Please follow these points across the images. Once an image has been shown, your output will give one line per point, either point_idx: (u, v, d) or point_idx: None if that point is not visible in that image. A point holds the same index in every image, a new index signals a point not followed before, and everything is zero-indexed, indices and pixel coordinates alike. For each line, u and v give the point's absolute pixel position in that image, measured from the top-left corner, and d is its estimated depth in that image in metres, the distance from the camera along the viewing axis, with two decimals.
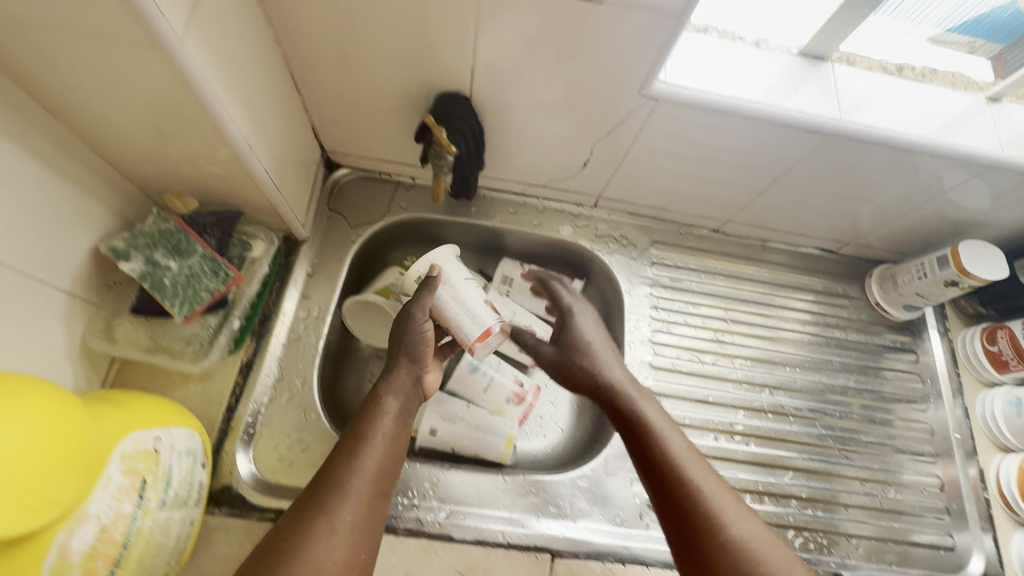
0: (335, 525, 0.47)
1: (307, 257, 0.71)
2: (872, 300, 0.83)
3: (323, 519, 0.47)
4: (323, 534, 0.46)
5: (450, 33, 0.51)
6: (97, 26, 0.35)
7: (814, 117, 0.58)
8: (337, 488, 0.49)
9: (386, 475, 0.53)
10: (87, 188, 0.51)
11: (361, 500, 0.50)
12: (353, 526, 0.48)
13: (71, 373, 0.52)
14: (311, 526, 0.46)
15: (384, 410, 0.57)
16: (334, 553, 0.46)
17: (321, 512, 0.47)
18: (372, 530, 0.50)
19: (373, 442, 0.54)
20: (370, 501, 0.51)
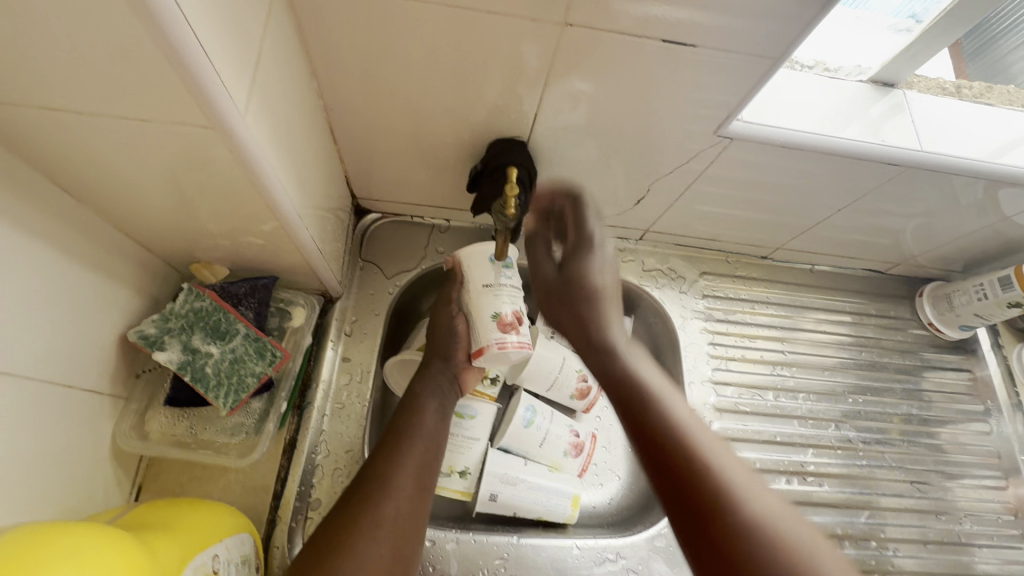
0: (378, 519, 0.46)
1: (343, 314, 0.65)
2: (925, 320, 0.81)
3: (367, 513, 0.46)
4: (367, 527, 0.45)
5: (506, 77, 0.47)
6: (152, 103, 0.32)
7: (893, 147, 0.55)
8: (380, 485, 0.48)
9: (429, 468, 0.51)
10: (108, 270, 0.46)
11: (404, 495, 0.48)
12: (396, 521, 0.47)
13: (101, 477, 0.46)
14: (353, 523, 0.45)
15: (423, 405, 0.55)
16: (378, 547, 0.45)
17: (366, 506, 0.46)
18: (418, 518, 0.48)
19: (415, 434, 0.52)
20: (414, 495, 0.49)
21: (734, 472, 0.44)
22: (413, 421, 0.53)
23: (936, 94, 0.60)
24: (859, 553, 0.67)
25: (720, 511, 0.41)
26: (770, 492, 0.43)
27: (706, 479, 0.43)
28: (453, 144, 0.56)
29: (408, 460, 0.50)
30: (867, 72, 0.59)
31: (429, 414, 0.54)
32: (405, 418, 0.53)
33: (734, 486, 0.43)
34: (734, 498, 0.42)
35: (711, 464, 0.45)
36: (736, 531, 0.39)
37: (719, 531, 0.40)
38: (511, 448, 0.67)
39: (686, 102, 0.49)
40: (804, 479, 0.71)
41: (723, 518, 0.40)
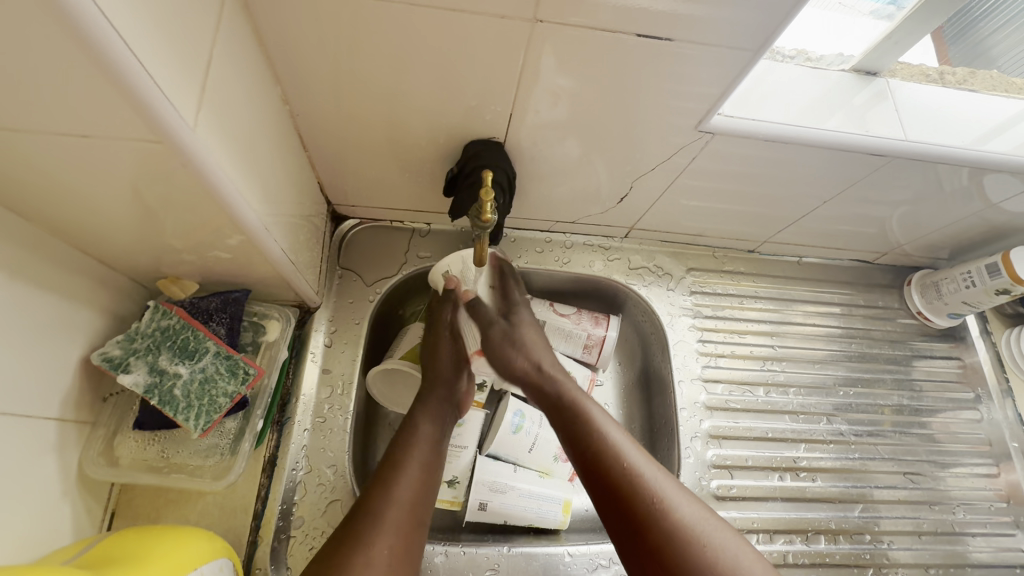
0: (372, 558, 0.43)
1: (322, 324, 0.63)
2: (914, 309, 0.80)
3: (359, 552, 0.43)
4: (357, 569, 0.42)
5: (478, 77, 0.46)
6: (92, 119, 0.30)
7: (878, 137, 0.54)
8: (374, 523, 0.45)
9: (423, 504, 0.49)
10: (67, 292, 0.43)
11: (398, 531, 0.45)
12: (390, 560, 0.44)
13: (69, 507, 0.44)
14: (345, 566, 0.42)
15: (418, 437, 0.53)
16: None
17: (358, 545, 0.43)
18: (411, 552, 0.46)
19: (409, 466, 0.50)
20: (407, 532, 0.46)
21: (667, 484, 0.48)
22: (409, 452, 0.51)
23: (920, 81, 0.59)
24: (854, 547, 0.66)
25: (655, 526, 0.45)
26: (696, 502, 0.48)
27: (643, 497, 0.47)
28: (428, 147, 0.54)
29: (403, 494, 0.48)
30: (849, 60, 0.57)
31: (424, 445, 0.52)
32: (400, 449, 0.51)
33: (667, 500, 0.47)
34: (666, 511, 0.46)
35: (647, 481, 0.48)
36: (668, 542, 0.44)
37: (654, 543, 0.45)
38: (500, 455, 0.65)
39: (665, 97, 0.48)
40: (797, 474, 0.70)
41: (657, 533, 0.45)
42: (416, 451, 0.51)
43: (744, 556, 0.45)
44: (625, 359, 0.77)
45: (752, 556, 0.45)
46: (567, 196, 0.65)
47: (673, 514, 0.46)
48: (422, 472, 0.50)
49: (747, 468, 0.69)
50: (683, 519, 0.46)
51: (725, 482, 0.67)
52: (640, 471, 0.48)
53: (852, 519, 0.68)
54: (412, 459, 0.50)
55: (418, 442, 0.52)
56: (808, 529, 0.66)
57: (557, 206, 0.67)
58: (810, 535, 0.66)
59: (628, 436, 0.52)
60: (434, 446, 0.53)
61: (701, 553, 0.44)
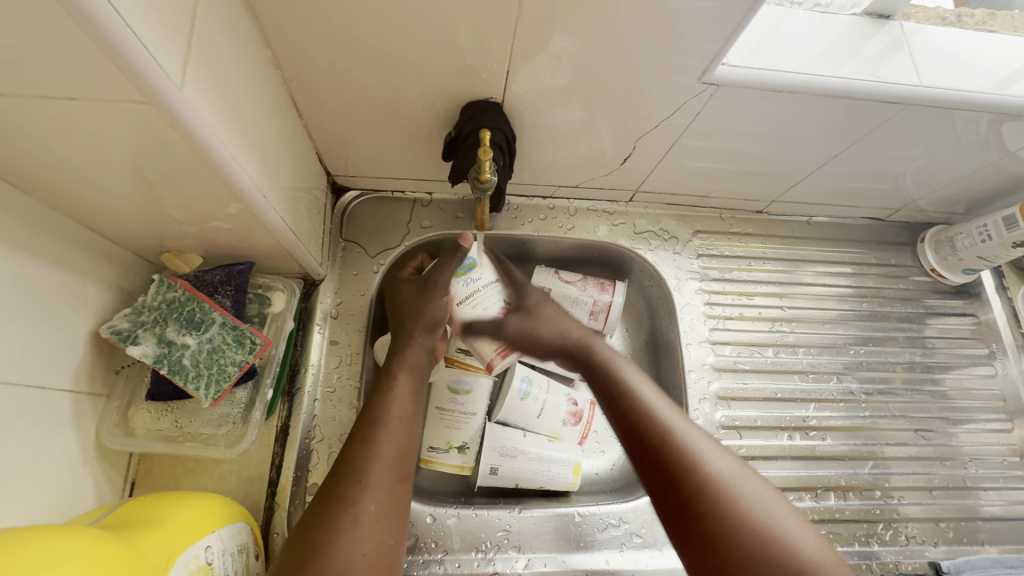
0: (359, 516, 0.43)
1: (328, 296, 0.63)
2: (928, 266, 0.79)
3: (346, 511, 0.43)
4: (348, 526, 0.42)
5: (474, 35, 0.44)
6: (78, 78, 0.29)
7: (891, 84, 0.52)
8: (358, 479, 0.45)
9: (407, 456, 0.50)
10: (72, 267, 0.44)
11: (384, 487, 0.46)
12: (379, 514, 0.44)
13: (90, 476, 0.46)
14: (334, 524, 0.42)
15: (396, 393, 0.53)
16: (362, 543, 0.42)
17: (344, 504, 0.44)
18: (400, 507, 0.46)
19: (391, 422, 0.50)
20: (394, 485, 0.47)
21: (705, 445, 0.46)
22: (387, 408, 0.51)
23: (935, 24, 0.57)
24: (864, 503, 0.67)
25: (691, 475, 0.44)
26: (733, 459, 0.46)
27: (678, 449, 0.46)
28: (426, 112, 0.53)
29: (385, 450, 0.48)
30: (861, 4, 0.55)
31: (404, 401, 0.52)
32: (378, 407, 0.51)
33: (701, 454, 0.45)
34: (700, 462, 0.45)
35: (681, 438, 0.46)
36: (705, 487, 0.43)
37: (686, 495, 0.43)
38: (509, 421, 0.65)
39: (669, 50, 0.46)
40: (807, 434, 0.70)
41: (689, 484, 0.43)
42: (399, 404, 0.52)
43: (785, 513, 0.42)
44: (633, 324, 0.76)
45: (794, 514, 0.42)
46: (570, 160, 0.63)
47: (706, 464, 0.44)
48: (405, 424, 0.51)
49: (756, 428, 0.68)
50: (716, 471, 0.44)
51: (735, 442, 0.67)
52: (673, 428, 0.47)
53: (862, 476, 0.68)
54: (395, 412, 0.51)
55: (396, 397, 0.52)
56: (817, 487, 0.67)
57: (560, 170, 0.66)
58: (820, 492, 0.66)
59: (662, 394, 0.51)
60: (413, 401, 0.53)
61: (738, 504, 0.42)
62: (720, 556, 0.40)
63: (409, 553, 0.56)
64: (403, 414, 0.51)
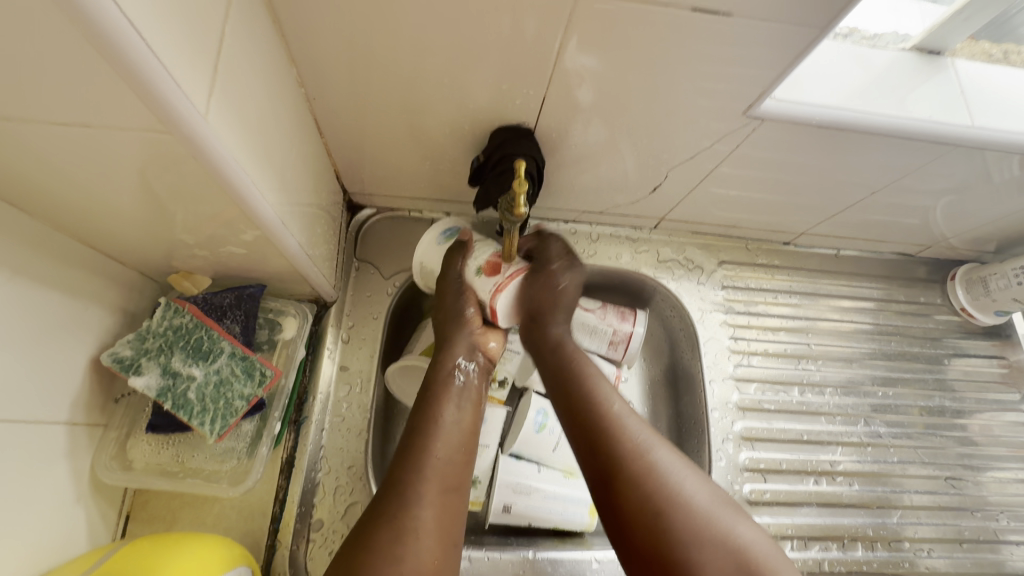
0: (401, 531, 0.41)
1: (339, 319, 0.61)
2: (957, 305, 0.76)
3: (387, 528, 0.41)
4: (392, 536, 0.41)
5: (511, 59, 0.42)
6: (93, 104, 0.26)
7: (942, 124, 0.49)
8: (400, 496, 0.43)
9: (457, 468, 0.47)
10: (74, 290, 0.41)
11: (433, 501, 0.44)
12: (426, 531, 0.42)
13: (84, 513, 0.43)
14: (373, 544, 0.40)
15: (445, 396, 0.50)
16: (405, 563, 0.40)
17: (386, 519, 0.42)
18: (451, 523, 0.44)
19: (441, 432, 0.47)
20: (441, 499, 0.44)
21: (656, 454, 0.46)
22: (435, 415, 0.48)
23: (982, 61, 0.54)
24: (892, 555, 0.64)
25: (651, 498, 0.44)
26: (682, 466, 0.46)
27: (634, 468, 0.45)
28: (452, 134, 0.51)
29: (431, 463, 0.45)
30: (909, 39, 0.52)
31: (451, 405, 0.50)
32: (426, 413, 0.48)
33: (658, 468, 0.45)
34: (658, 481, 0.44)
35: (639, 457, 0.46)
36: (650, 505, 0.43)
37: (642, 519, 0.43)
38: (523, 455, 0.62)
39: (713, 80, 0.44)
40: (833, 479, 0.67)
41: (648, 507, 0.43)
42: (449, 407, 0.49)
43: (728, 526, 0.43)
44: (652, 355, 0.74)
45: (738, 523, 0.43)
46: (596, 186, 0.61)
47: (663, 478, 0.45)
48: (457, 432, 0.48)
49: (781, 471, 0.66)
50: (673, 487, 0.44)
51: (759, 486, 0.64)
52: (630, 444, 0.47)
53: (891, 526, 0.65)
54: (445, 417, 0.48)
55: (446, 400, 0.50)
56: (844, 536, 0.64)
57: (585, 195, 0.63)
58: (846, 542, 0.63)
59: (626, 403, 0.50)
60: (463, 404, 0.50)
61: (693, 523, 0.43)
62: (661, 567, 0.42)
63: None
64: (456, 420, 0.49)
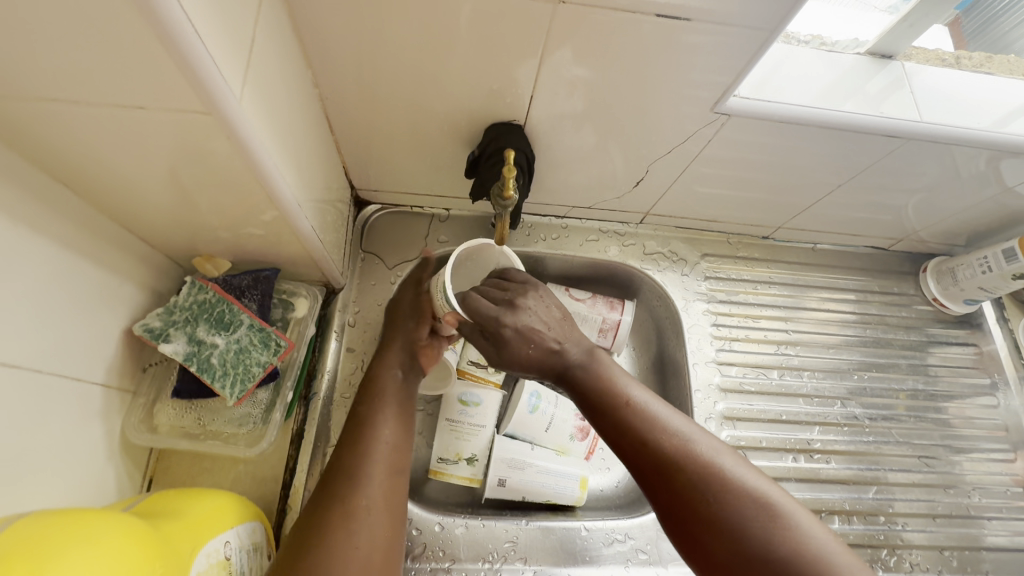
0: (352, 514, 0.45)
1: (346, 304, 0.65)
2: (930, 295, 0.81)
3: (338, 510, 0.44)
4: (343, 518, 0.44)
5: (501, 63, 0.47)
6: (147, 90, 0.32)
7: (893, 119, 0.54)
8: (352, 480, 0.46)
9: (399, 455, 0.51)
10: (112, 266, 0.46)
11: (375, 483, 0.47)
12: (371, 508, 0.46)
13: (113, 469, 0.47)
14: (327, 523, 0.44)
15: (386, 390, 0.54)
16: (357, 537, 0.44)
17: (336, 502, 0.45)
18: (394, 503, 0.48)
19: (379, 419, 0.51)
20: (387, 480, 0.48)
21: (692, 429, 0.47)
22: (374, 407, 0.52)
23: (936, 65, 0.60)
24: (868, 528, 0.67)
25: (660, 453, 0.45)
26: (721, 441, 0.46)
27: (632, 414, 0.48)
28: (450, 132, 0.56)
29: (378, 450, 0.49)
30: (864, 45, 0.58)
31: (393, 399, 0.54)
32: (370, 408, 0.52)
33: (688, 440, 0.45)
34: (689, 451, 0.44)
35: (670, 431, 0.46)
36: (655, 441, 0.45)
37: (674, 488, 0.43)
38: (517, 434, 0.66)
39: (681, 80, 0.49)
40: (811, 457, 0.71)
41: (665, 462, 0.44)
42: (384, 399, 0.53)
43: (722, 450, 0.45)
44: (641, 343, 0.78)
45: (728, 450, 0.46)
46: (584, 182, 0.66)
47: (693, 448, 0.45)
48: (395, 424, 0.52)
49: (761, 449, 0.69)
50: (708, 459, 0.44)
51: None
52: (646, 409, 0.48)
53: (866, 500, 0.68)
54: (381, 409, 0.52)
55: (387, 395, 0.54)
56: (820, 510, 0.67)
57: (574, 191, 0.68)
58: (824, 515, 0.67)
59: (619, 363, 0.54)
60: (402, 398, 0.54)
61: (727, 491, 0.42)
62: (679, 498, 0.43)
63: (417, 561, 0.57)
64: (391, 411, 0.53)
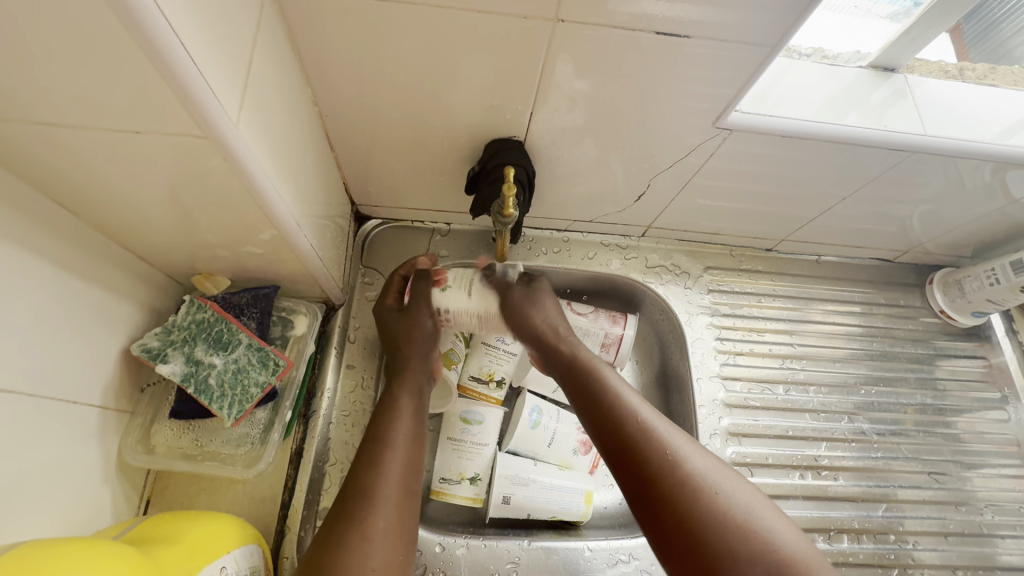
0: (367, 534, 0.44)
1: (346, 321, 0.65)
2: (936, 308, 0.80)
3: (355, 529, 0.44)
4: (357, 542, 0.43)
5: (500, 80, 0.47)
6: (144, 114, 0.32)
7: (897, 133, 0.54)
8: (367, 501, 0.46)
9: (414, 472, 0.50)
10: (110, 286, 0.46)
11: (392, 503, 0.46)
12: (388, 531, 0.45)
13: (110, 491, 0.46)
14: (344, 544, 0.43)
15: (401, 406, 0.53)
16: (371, 560, 0.43)
17: (354, 522, 0.44)
18: (409, 525, 0.47)
19: (397, 439, 0.51)
20: (402, 502, 0.47)
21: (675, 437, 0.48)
22: (393, 425, 0.52)
23: (938, 77, 0.59)
24: (879, 547, 0.66)
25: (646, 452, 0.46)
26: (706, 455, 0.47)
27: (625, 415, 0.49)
28: (450, 148, 0.56)
29: (394, 467, 0.48)
30: (866, 57, 0.58)
31: (408, 417, 0.53)
32: (386, 426, 0.51)
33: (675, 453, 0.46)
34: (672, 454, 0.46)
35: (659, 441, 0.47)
36: (642, 441, 0.47)
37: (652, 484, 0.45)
38: (520, 451, 0.65)
39: (682, 95, 0.49)
40: (818, 473, 0.70)
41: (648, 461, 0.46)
42: (403, 420, 0.53)
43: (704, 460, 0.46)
44: (644, 357, 0.77)
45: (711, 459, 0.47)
46: (585, 196, 0.66)
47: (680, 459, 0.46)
48: (410, 441, 0.51)
49: (767, 466, 0.68)
50: (693, 471, 0.45)
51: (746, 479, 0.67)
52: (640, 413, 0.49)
53: (875, 519, 0.67)
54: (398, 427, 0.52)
55: (401, 412, 0.53)
56: (828, 529, 0.66)
57: (575, 205, 0.68)
58: (833, 534, 0.66)
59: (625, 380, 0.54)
60: (417, 417, 0.54)
61: (712, 502, 0.43)
62: (658, 495, 0.44)
63: None
64: (408, 431, 0.52)
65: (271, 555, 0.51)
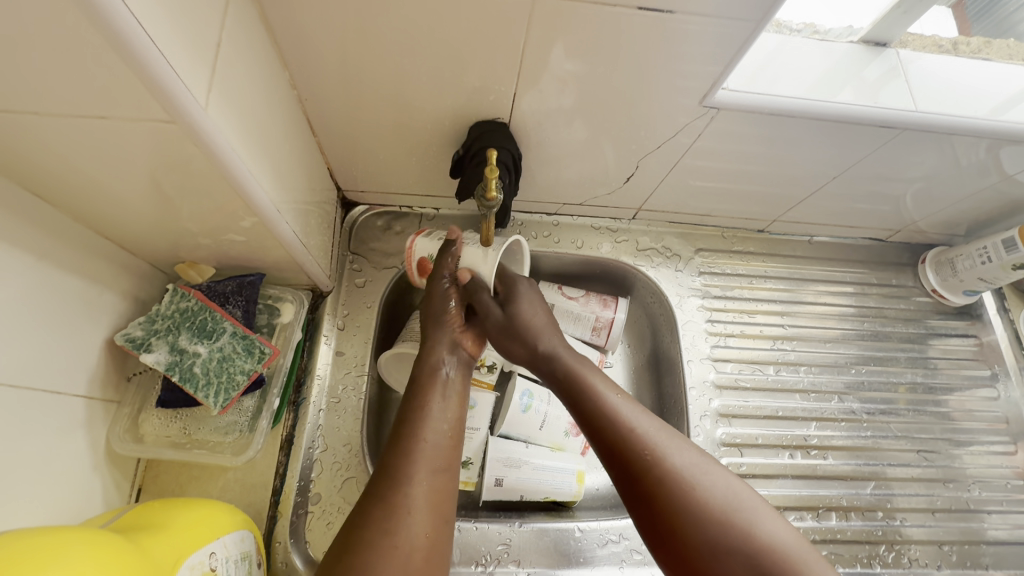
0: (396, 509, 0.43)
1: (335, 308, 0.65)
2: (929, 287, 0.79)
3: (383, 505, 0.43)
4: (388, 515, 0.43)
5: (482, 59, 0.46)
6: (110, 100, 0.31)
7: (887, 109, 0.53)
8: (394, 478, 0.45)
9: (451, 450, 0.49)
10: (91, 275, 0.45)
11: (424, 479, 0.46)
12: (419, 506, 0.44)
13: (99, 480, 0.47)
14: (371, 520, 0.42)
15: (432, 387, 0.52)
16: (403, 534, 0.42)
17: (381, 498, 0.44)
18: (445, 501, 0.46)
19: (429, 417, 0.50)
20: (435, 478, 0.46)
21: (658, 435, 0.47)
22: (424, 404, 0.51)
23: (932, 52, 0.58)
24: (867, 524, 0.66)
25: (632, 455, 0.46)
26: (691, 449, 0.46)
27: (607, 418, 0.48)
28: (435, 131, 0.55)
29: (423, 445, 0.48)
30: (857, 32, 0.57)
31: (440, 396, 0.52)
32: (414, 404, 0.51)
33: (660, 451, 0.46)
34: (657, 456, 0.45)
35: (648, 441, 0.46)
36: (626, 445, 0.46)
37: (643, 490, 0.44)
38: (511, 434, 0.66)
39: (669, 72, 0.48)
40: (808, 453, 0.70)
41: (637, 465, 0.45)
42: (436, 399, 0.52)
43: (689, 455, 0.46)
44: (635, 340, 0.77)
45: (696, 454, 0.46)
46: (575, 178, 0.65)
47: (673, 466, 0.45)
48: (444, 420, 0.51)
49: (757, 446, 0.69)
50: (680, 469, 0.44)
51: (736, 459, 0.67)
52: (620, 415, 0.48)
53: (864, 496, 0.68)
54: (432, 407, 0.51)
55: (432, 393, 0.52)
56: (816, 506, 0.67)
57: (564, 188, 0.67)
58: (821, 512, 0.66)
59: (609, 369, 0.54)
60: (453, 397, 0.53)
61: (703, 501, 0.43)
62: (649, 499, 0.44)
63: None
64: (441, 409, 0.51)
65: (262, 541, 0.51)
